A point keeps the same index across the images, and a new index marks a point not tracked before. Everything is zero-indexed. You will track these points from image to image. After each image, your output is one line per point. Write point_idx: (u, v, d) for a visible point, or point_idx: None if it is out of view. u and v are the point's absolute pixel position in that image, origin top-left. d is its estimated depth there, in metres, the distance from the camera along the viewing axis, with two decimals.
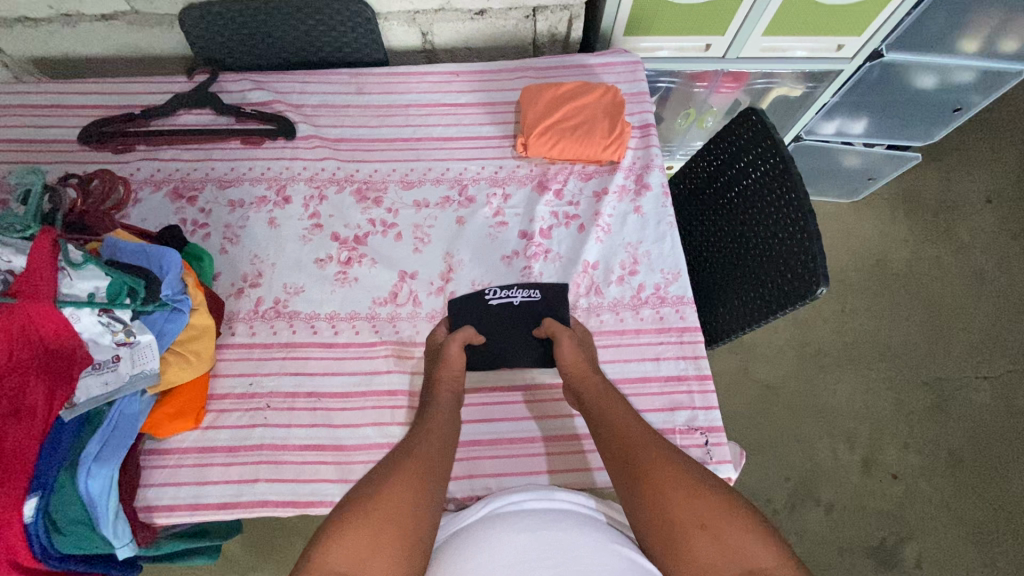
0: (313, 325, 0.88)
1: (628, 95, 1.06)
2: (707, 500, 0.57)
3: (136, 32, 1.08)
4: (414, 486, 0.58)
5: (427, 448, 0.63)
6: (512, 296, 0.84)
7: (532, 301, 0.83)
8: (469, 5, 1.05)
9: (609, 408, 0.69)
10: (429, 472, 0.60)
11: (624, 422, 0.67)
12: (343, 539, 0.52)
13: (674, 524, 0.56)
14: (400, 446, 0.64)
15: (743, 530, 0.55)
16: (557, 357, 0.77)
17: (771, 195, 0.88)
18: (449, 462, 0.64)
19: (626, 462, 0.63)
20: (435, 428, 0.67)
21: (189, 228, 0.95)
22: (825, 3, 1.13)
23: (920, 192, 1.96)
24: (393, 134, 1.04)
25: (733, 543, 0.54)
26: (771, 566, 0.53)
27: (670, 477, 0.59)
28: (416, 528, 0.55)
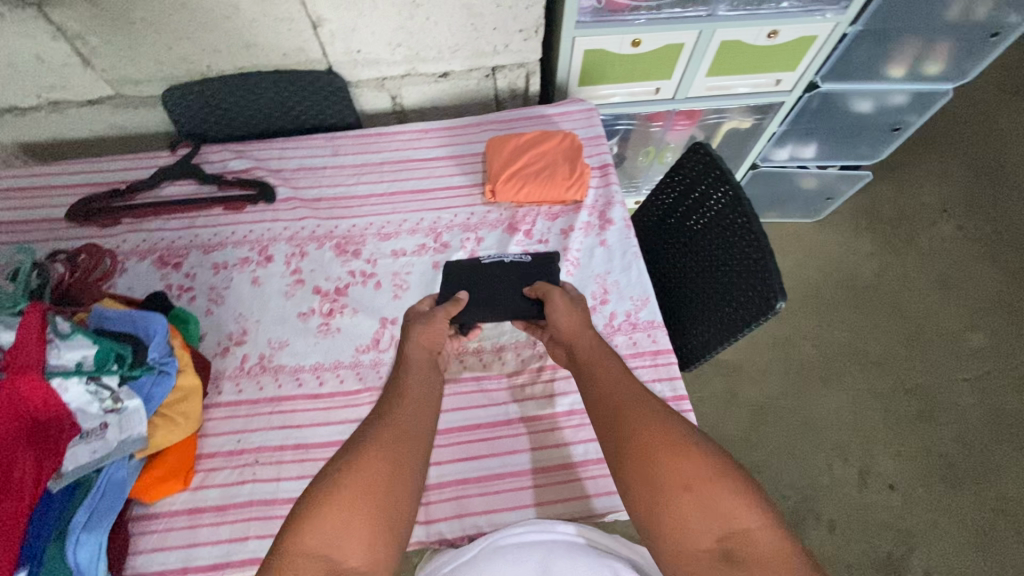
0: (298, 378, 0.90)
1: (586, 139, 1.14)
2: (695, 462, 0.60)
3: (120, 114, 1.15)
4: (390, 463, 0.61)
5: (407, 418, 0.66)
6: (504, 256, 0.90)
7: (522, 260, 0.89)
8: (433, 68, 1.14)
9: (596, 363, 0.72)
10: (407, 446, 0.63)
11: (611, 380, 0.69)
12: (321, 518, 0.56)
13: (662, 489, 0.59)
14: (380, 415, 0.66)
15: (727, 494, 0.58)
16: (552, 318, 0.79)
17: (724, 220, 0.95)
18: (427, 426, 0.67)
19: (611, 420, 0.65)
20: (416, 396, 0.69)
21: (175, 293, 0.98)
22: (759, 44, 1.23)
23: (878, 207, 2.06)
24: (369, 190, 1.10)
25: (718, 506, 0.57)
26: (753, 527, 0.57)
27: (658, 439, 0.62)
28: (392, 504, 0.59)
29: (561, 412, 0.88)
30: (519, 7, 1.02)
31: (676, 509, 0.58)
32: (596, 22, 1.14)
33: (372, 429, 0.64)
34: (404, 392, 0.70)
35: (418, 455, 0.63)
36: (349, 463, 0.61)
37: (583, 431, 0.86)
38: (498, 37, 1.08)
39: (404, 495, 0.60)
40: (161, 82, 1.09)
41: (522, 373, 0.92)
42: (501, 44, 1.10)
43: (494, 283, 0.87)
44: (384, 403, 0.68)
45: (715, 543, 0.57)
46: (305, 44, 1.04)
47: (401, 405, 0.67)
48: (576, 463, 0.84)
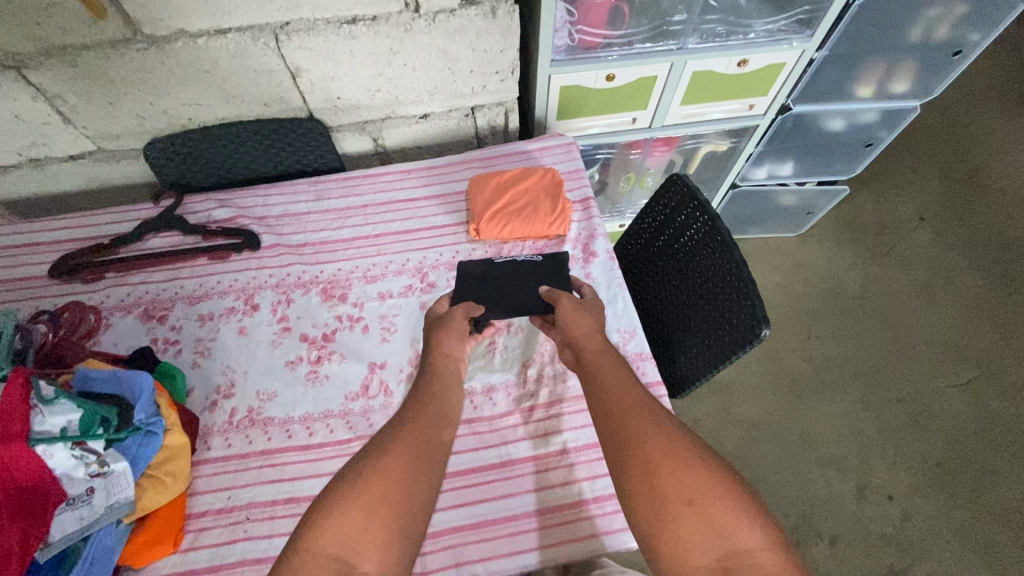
0: (288, 429, 0.89)
1: (567, 173, 1.16)
2: (700, 478, 0.61)
3: (102, 168, 1.15)
4: (409, 466, 0.63)
5: (425, 429, 0.68)
6: (516, 258, 0.97)
7: (535, 261, 0.96)
8: (413, 110, 1.15)
9: (603, 370, 0.74)
10: (424, 454, 0.65)
11: (618, 385, 0.71)
12: (335, 517, 0.58)
13: (664, 502, 0.60)
14: (398, 426, 0.68)
15: (729, 512, 0.59)
16: (562, 320, 0.83)
17: (704, 249, 0.97)
18: (445, 438, 0.69)
19: (616, 427, 0.67)
20: (432, 411, 0.72)
21: (161, 347, 0.97)
22: (730, 72, 1.27)
23: (858, 218, 2.10)
24: (353, 233, 1.10)
25: (720, 523, 0.58)
26: (756, 547, 0.57)
27: (663, 451, 0.63)
28: (410, 507, 0.60)
29: (555, 451, 0.88)
30: (494, 50, 1.05)
31: (678, 524, 0.58)
32: (571, 59, 1.16)
33: (391, 437, 0.66)
34: (420, 408, 0.72)
35: (436, 463, 0.65)
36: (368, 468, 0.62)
37: (578, 469, 0.86)
38: (476, 79, 1.11)
39: (420, 501, 0.61)
40: (143, 136, 1.09)
41: (514, 412, 0.92)
42: (479, 85, 1.12)
43: (508, 285, 0.93)
44: (401, 417, 0.71)
45: (716, 562, 0.56)
46: (285, 94, 1.05)
47: (419, 417, 0.69)
48: (571, 503, 0.83)
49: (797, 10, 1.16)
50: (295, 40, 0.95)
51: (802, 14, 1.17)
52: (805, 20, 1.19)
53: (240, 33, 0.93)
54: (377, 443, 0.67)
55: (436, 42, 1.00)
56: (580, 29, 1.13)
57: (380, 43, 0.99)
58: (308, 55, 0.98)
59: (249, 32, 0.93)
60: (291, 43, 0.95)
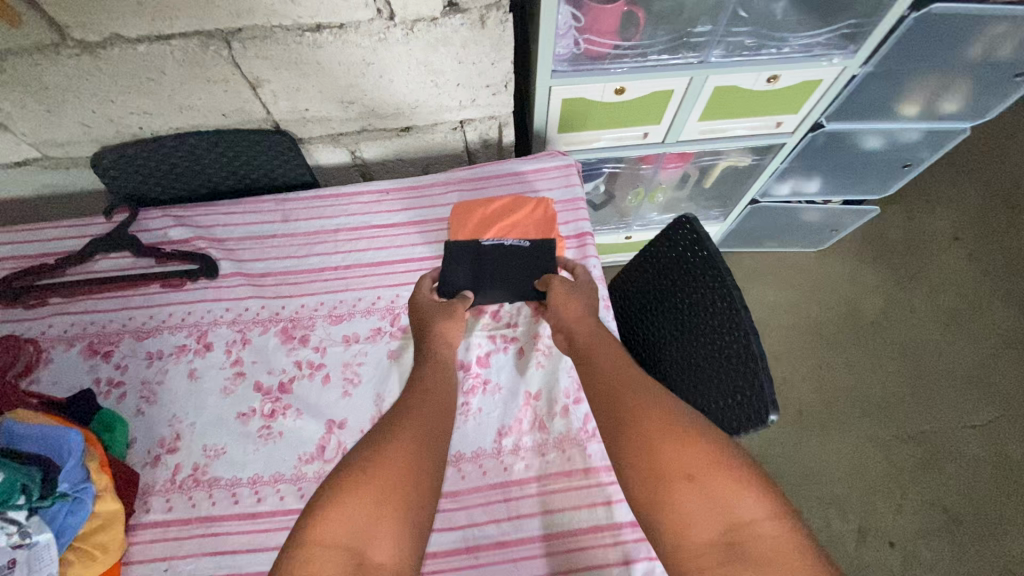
0: (235, 493, 0.81)
1: (562, 202, 1.05)
2: (699, 451, 0.59)
3: (48, 178, 1.03)
4: (416, 456, 0.63)
5: (427, 417, 0.68)
6: (504, 240, 0.95)
7: (523, 246, 0.94)
8: (395, 124, 1.02)
9: (598, 356, 0.75)
10: (426, 445, 0.65)
11: (614, 372, 0.72)
12: (342, 503, 0.56)
13: (663, 477, 0.59)
14: (401, 413, 0.68)
15: (729, 481, 0.56)
16: (553, 307, 0.85)
17: (708, 307, 0.85)
18: (444, 426, 0.70)
19: (612, 411, 0.66)
20: (433, 399, 0.72)
21: (103, 389, 0.88)
22: (758, 89, 1.11)
23: (885, 236, 1.94)
24: (321, 262, 1.00)
25: (720, 496, 0.56)
26: (760, 518, 0.54)
27: (660, 427, 0.62)
28: (418, 496, 0.60)
29: (528, 536, 0.79)
30: (484, 62, 0.91)
31: (677, 497, 0.57)
32: (574, 71, 1.01)
33: (397, 423, 0.66)
34: (423, 398, 0.71)
35: (438, 452, 0.65)
36: (376, 453, 0.61)
37: (551, 560, 0.76)
38: (463, 93, 0.97)
39: (427, 491, 0.61)
40: (90, 144, 0.97)
41: (486, 486, 0.83)
42: (468, 99, 0.98)
43: (501, 268, 0.92)
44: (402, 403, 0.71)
45: (718, 535, 0.54)
46: (246, 105, 0.92)
47: (423, 403, 0.70)
48: None
49: (842, 23, 1.00)
50: (250, 49, 0.81)
51: (847, 28, 1.00)
52: (850, 34, 1.02)
53: (186, 40, 0.79)
54: (381, 427, 0.66)
55: (416, 54, 0.86)
56: (586, 38, 0.97)
57: (351, 53, 0.85)
58: (267, 64, 0.85)
59: (196, 39, 0.79)
60: (245, 52, 0.82)
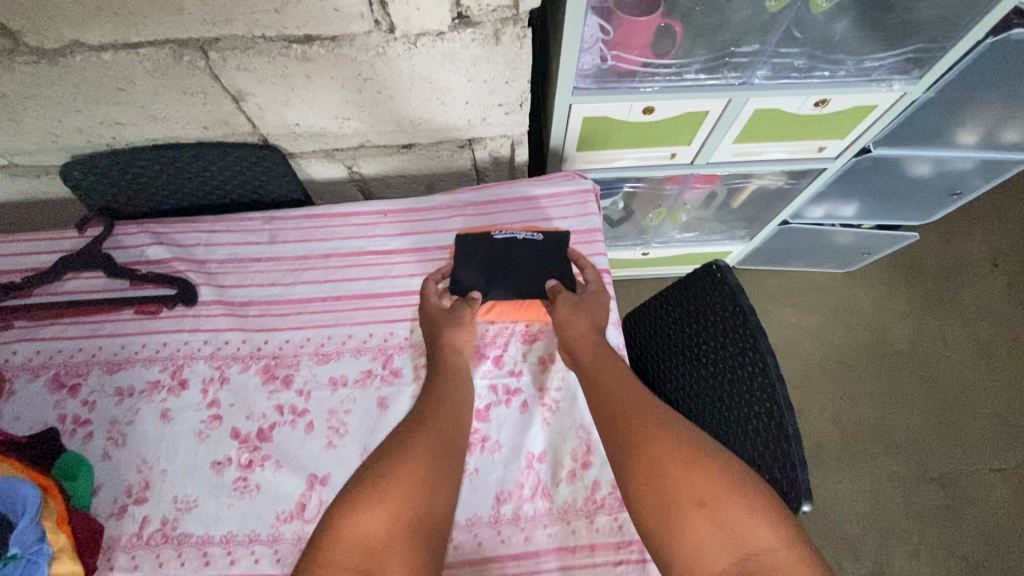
0: (205, 554, 0.74)
1: (577, 232, 0.96)
2: (710, 478, 0.58)
3: (16, 186, 0.95)
4: (428, 471, 0.62)
5: (441, 429, 0.67)
6: (516, 233, 0.86)
7: (535, 240, 0.86)
8: (395, 140, 0.92)
9: (602, 369, 0.72)
10: (438, 460, 0.63)
11: (619, 387, 0.69)
12: (349, 524, 0.56)
13: (673, 505, 0.58)
14: (414, 423, 0.67)
15: (742, 510, 0.56)
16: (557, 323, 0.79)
17: (735, 370, 0.76)
18: (457, 435, 0.68)
19: (616, 437, 0.65)
20: (447, 410, 0.69)
21: (68, 427, 0.81)
22: (803, 113, 0.99)
23: (919, 259, 1.82)
24: (310, 292, 0.91)
25: (731, 524, 0.56)
26: (774, 547, 0.54)
27: (668, 451, 0.61)
28: (430, 514, 0.59)
29: None
30: (497, 81, 0.80)
31: (690, 527, 0.57)
32: (599, 89, 0.90)
33: (410, 436, 0.64)
34: (436, 411, 0.69)
35: (452, 467, 0.64)
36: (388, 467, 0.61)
37: None
38: (473, 111, 0.86)
39: (439, 508, 0.60)
40: (60, 153, 0.88)
41: (480, 559, 0.75)
42: (477, 118, 0.88)
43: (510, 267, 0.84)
44: (418, 412, 0.69)
45: (731, 566, 0.54)
46: (229, 118, 0.83)
47: (436, 410, 0.69)
48: None
49: (910, 46, 0.88)
50: (230, 60, 0.72)
51: (915, 52, 0.89)
52: (915, 58, 0.90)
53: (156, 48, 0.70)
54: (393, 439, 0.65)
55: (419, 69, 0.76)
56: (615, 54, 0.86)
57: (346, 68, 0.75)
58: (251, 77, 0.75)
59: (168, 47, 0.70)
60: (225, 63, 0.72)
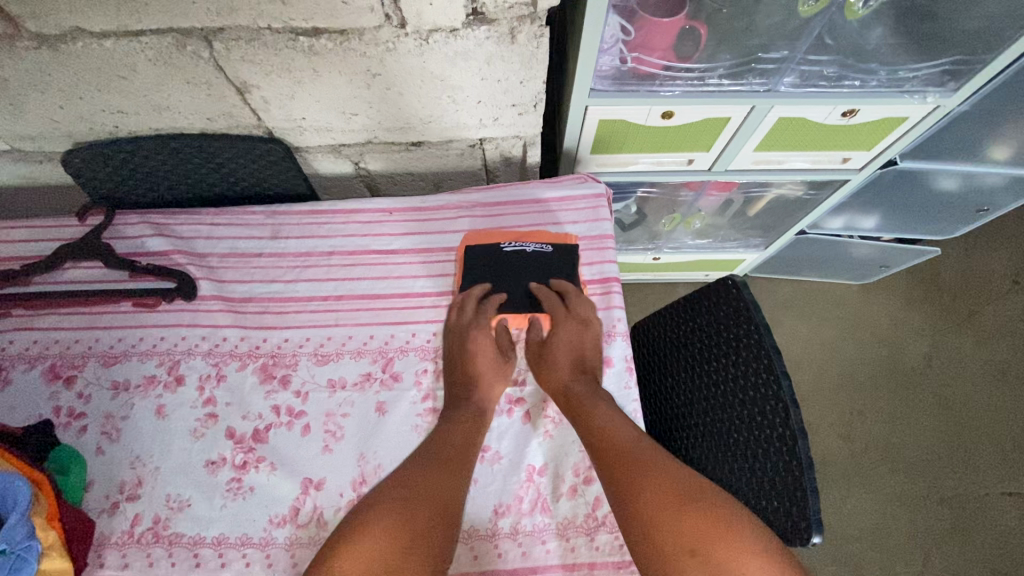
0: (196, 555, 0.73)
1: (587, 238, 0.93)
2: (701, 522, 0.56)
3: (16, 171, 0.93)
4: (449, 494, 0.65)
5: (459, 458, 0.70)
6: (525, 246, 0.87)
7: (544, 253, 0.87)
8: (404, 137, 0.89)
9: (592, 411, 0.72)
10: (454, 487, 0.66)
11: (615, 431, 0.69)
12: (361, 541, 0.57)
13: (665, 553, 0.56)
14: (431, 453, 0.70)
15: (737, 553, 0.54)
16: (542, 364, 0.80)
17: (746, 391, 0.73)
18: (472, 464, 0.71)
19: (610, 481, 0.64)
20: (458, 440, 0.72)
21: (63, 419, 0.80)
22: (829, 123, 0.95)
23: (938, 273, 1.77)
24: (311, 290, 0.89)
25: (725, 569, 0.53)
26: None
27: (657, 496, 0.60)
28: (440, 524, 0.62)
29: None
30: (512, 80, 0.77)
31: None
32: (617, 91, 0.86)
33: (428, 462, 0.69)
34: (441, 443, 0.72)
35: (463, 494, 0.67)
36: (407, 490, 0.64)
37: None
38: (485, 110, 0.83)
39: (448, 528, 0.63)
40: (62, 139, 0.86)
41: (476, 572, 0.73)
42: (489, 118, 0.85)
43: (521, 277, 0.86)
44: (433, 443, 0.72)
45: None
46: (234, 110, 0.81)
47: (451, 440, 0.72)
48: None
49: (948, 59, 0.83)
50: (234, 51, 0.69)
51: (953, 64, 0.84)
52: (952, 70, 0.86)
53: (159, 37, 0.68)
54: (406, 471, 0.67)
55: (430, 66, 0.73)
56: (636, 56, 0.82)
57: (353, 62, 0.72)
58: (256, 69, 0.72)
59: (170, 36, 0.68)
60: (229, 53, 0.70)
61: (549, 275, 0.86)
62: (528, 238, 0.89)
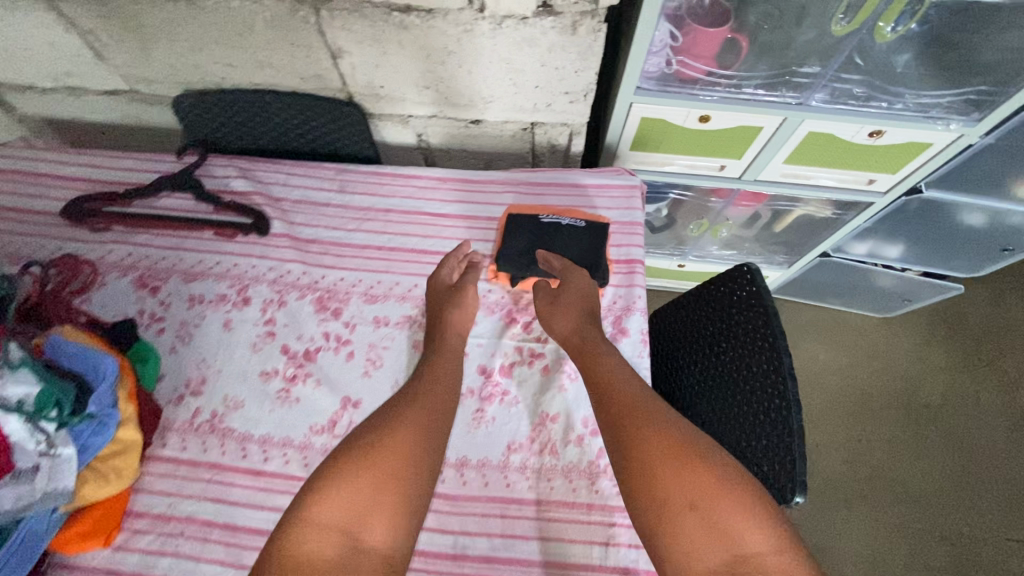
0: (244, 449, 0.84)
1: (619, 223, 1.01)
2: (703, 480, 0.59)
3: (131, 110, 1.08)
4: (413, 451, 0.60)
5: (433, 406, 0.66)
6: (561, 219, 0.96)
7: (577, 226, 0.95)
8: (465, 114, 1.00)
9: (598, 358, 0.75)
10: (426, 436, 0.63)
11: (621, 387, 0.70)
12: (340, 491, 0.56)
13: (665, 502, 0.59)
14: (403, 398, 0.67)
15: (736, 513, 0.57)
16: (552, 317, 0.83)
17: (750, 368, 0.80)
18: (449, 409, 0.68)
19: (614, 432, 0.66)
20: (441, 384, 0.71)
21: (145, 321, 0.93)
22: (855, 142, 1.02)
23: (962, 316, 1.79)
24: (367, 240, 1.00)
25: (722, 525, 0.57)
26: (766, 552, 0.55)
27: (661, 449, 0.62)
28: (409, 467, 0.59)
29: (517, 558, 0.77)
30: (567, 69, 0.87)
31: (680, 527, 0.58)
32: (660, 91, 0.96)
33: (402, 408, 0.65)
34: (429, 379, 0.71)
35: (438, 440, 0.64)
36: (377, 437, 0.60)
37: None
38: (540, 95, 0.94)
39: (421, 472, 0.60)
40: (175, 85, 1.00)
41: (485, 497, 0.81)
42: (543, 103, 0.95)
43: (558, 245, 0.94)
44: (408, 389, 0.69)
45: (722, 565, 0.55)
46: (323, 73, 0.93)
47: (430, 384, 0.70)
48: None
49: (972, 88, 0.90)
50: (336, 19, 0.82)
51: (977, 94, 0.91)
52: (975, 101, 0.92)
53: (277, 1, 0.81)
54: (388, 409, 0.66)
55: (498, 48, 0.84)
56: (681, 59, 0.91)
57: (434, 39, 0.84)
58: (352, 38, 0.85)
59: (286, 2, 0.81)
60: (332, 21, 0.82)
61: (580, 243, 0.94)
62: (565, 214, 0.98)
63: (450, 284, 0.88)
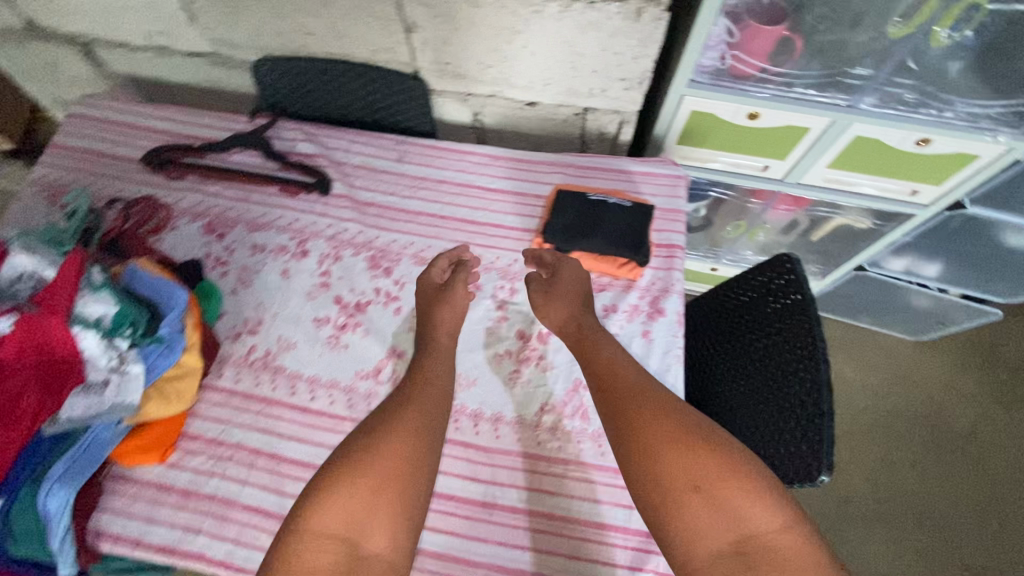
0: (293, 386, 0.89)
1: (662, 210, 1.05)
2: (708, 466, 0.59)
3: (212, 72, 1.16)
4: (407, 454, 0.61)
5: (424, 405, 0.66)
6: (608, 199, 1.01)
7: (625, 205, 1.00)
8: (521, 96, 1.06)
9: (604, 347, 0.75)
10: (421, 438, 0.63)
11: (621, 379, 0.70)
12: (336, 494, 0.57)
13: (672, 485, 0.60)
14: (396, 398, 0.67)
15: (742, 494, 0.58)
16: (548, 314, 0.83)
17: (783, 352, 0.82)
18: (444, 400, 0.69)
19: (615, 422, 0.66)
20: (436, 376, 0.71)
21: (210, 263, 0.99)
22: (902, 149, 1.04)
23: (997, 345, 1.76)
24: (421, 207, 1.05)
25: (729, 507, 0.57)
26: (769, 531, 0.56)
27: (663, 433, 0.62)
28: (403, 470, 0.60)
29: (544, 511, 0.80)
30: (626, 55, 0.92)
31: (688, 509, 0.58)
32: (713, 85, 0.99)
33: (394, 410, 0.65)
34: (425, 370, 0.72)
35: (434, 439, 0.64)
36: (371, 441, 0.61)
37: (563, 541, 0.78)
38: (597, 81, 0.98)
39: (419, 471, 0.61)
40: (257, 50, 1.08)
41: (516, 452, 0.85)
42: (598, 89, 1.00)
43: (607, 222, 0.98)
44: (399, 390, 0.69)
45: (729, 545, 0.56)
46: (395, 46, 1.00)
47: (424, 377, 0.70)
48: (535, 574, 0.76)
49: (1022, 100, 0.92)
50: None
51: None
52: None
53: None
54: (383, 409, 0.66)
55: (563, 32, 0.90)
56: (735, 54, 0.95)
57: (503, 19, 0.89)
58: (427, 13, 0.91)
59: None
60: None
61: (627, 220, 0.98)
62: (612, 196, 1.01)
63: (439, 284, 0.85)
